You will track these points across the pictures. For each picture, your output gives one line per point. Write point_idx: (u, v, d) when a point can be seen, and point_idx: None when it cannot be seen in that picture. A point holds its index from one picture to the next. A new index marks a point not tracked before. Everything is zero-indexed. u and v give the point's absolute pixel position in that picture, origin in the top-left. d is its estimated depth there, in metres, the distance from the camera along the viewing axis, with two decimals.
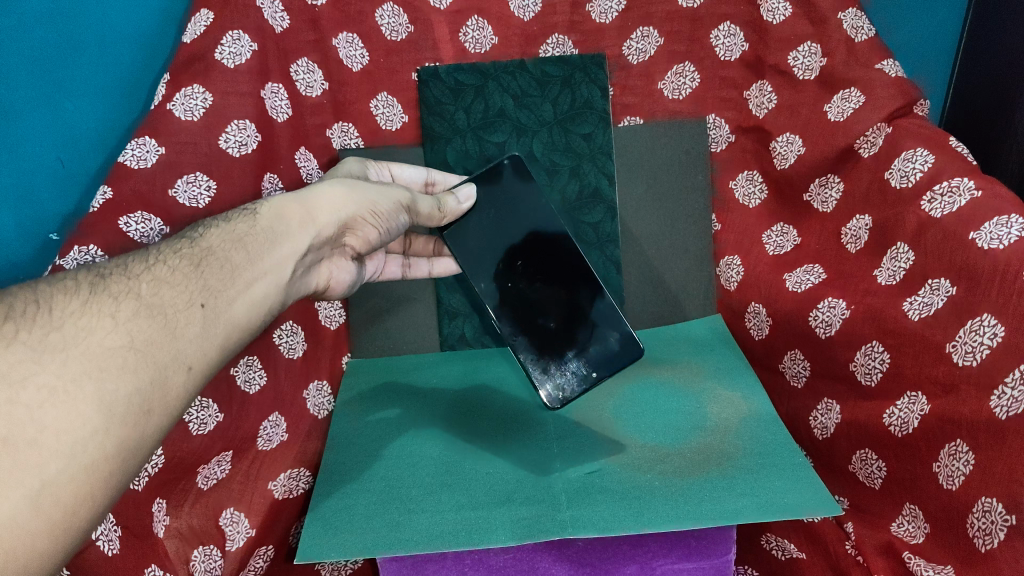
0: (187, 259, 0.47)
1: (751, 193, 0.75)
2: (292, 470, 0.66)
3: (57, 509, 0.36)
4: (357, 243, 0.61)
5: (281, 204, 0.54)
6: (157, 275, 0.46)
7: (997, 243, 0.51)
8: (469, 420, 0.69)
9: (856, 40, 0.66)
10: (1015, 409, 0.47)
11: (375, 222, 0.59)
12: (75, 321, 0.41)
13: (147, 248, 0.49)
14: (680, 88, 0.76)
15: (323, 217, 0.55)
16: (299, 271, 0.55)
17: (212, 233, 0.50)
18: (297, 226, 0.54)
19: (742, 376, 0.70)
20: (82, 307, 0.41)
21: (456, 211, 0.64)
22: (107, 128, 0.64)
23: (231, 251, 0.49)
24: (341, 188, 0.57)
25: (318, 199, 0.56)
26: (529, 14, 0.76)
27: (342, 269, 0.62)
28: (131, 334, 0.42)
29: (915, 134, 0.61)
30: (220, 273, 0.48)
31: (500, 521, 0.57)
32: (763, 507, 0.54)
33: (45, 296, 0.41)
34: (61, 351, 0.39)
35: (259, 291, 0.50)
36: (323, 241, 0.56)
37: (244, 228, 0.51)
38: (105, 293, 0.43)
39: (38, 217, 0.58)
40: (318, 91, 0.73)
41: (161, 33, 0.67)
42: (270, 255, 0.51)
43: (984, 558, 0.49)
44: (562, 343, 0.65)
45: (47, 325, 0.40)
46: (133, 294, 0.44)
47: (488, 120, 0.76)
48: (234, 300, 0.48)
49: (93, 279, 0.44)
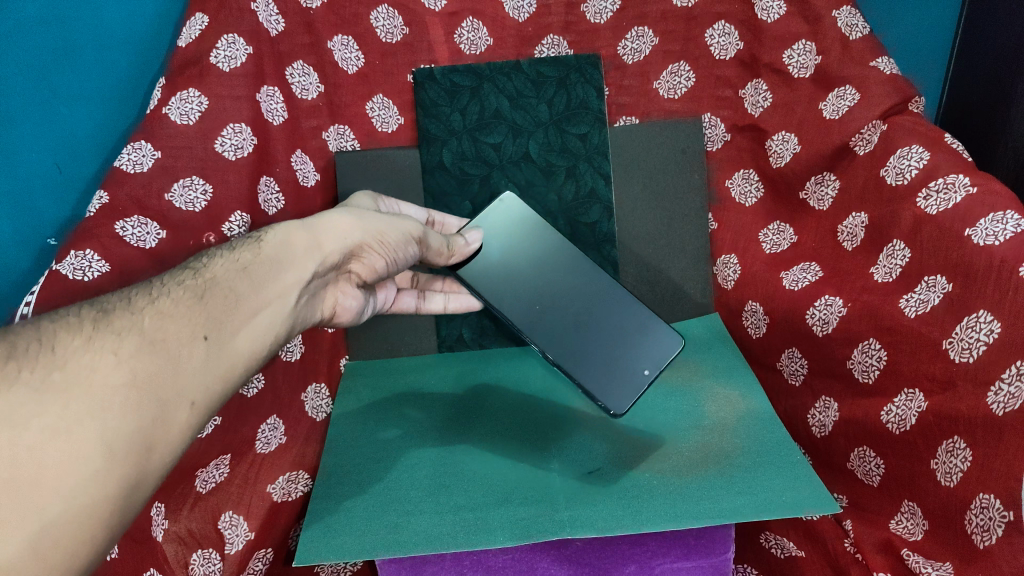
0: (191, 291, 0.46)
1: (747, 191, 0.75)
2: (291, 473, 0.66)
3: (56, 552, 0.34)
4: (363, 271, 0.60)
5: (286, 232, 0.54)
6: (160, 307, 0.44)
7: (992, 239, 0.51)
8: (466, 414, 0.70)
9: (851, 38, 0.66)
10: (1012, 405, 0.48)
11: (382, 251, 0.59)
12: (78, 358, 0.39)
13: (148, 280, 0.47)
14: (676, 88, 0.76)
15: (328, 244, 0.55)
16: (304, 299, 0.54)
17: (216, 263, 0.50)
18: (302, 254, 0.53)
19: (739, 373, 0.70)
20: (86, 343, 0.40)
21: (464, 251, 0.65)
22: (102, 133, 0.64)
23: (236, 282, 0.48)
24: (348, 216, 0.57)
25: (323, 226, 0.55)
26: (524, 15, 0.76)
27: (349, 296, 0.61)
28: (134, 370, 0.40)
29: (910, 131, 0.60)
30: (225, 304, 0.47)
31: (499, 522, 0.57)
32: (767, 504, 0.54)
33: (47, 334, 0.40)
34: (64, 390, 0.37)
35: (262, 321, 0.49)
36: (329, 267, 0.55)
37: (248, 257, 0.51)
38: (108, 328, 0.41)
39: (36, 223, 0.59)
40: (313, 94, 0.72)
41: (157, 35, 0.66)
42: (273, 283, 0.51)
43: (983, 554, 0.49)
44: (613, 358, 0.63)
45: (49, 363, 0.38)
46: (136, 327, 0.42)
47: (484, 121, 0.76)
48: (236, 331, 0.47)
49: (96, 314, 0.42)
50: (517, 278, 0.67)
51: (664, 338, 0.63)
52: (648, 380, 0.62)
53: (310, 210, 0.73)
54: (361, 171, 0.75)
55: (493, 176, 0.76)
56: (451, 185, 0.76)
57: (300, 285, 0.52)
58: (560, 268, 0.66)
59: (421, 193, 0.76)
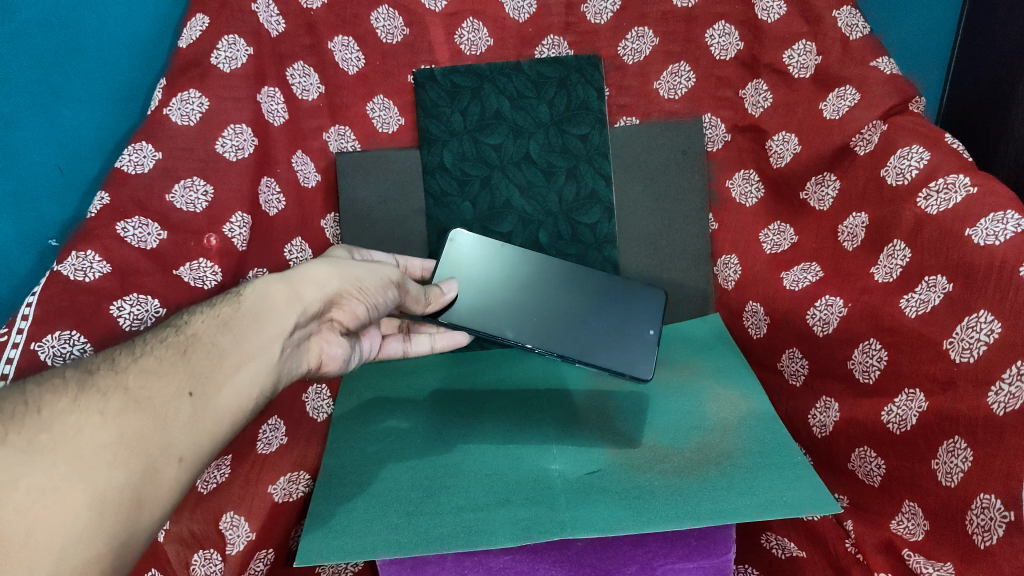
0: (173, 348, 0.46)
1: (748, 191, 0.75)
2: (291, 474, 0.66)
3: None
4: (346, 318, 0.57)
5: (265, 285, 0.52)
6: (144, 366, 0.44)
7: (992, 239, 0.51)
8: (467, 413, 0.70)
9: (850, 38, 0.66)
10: (1012, 405, 0.48)
11: (362, 298, 0.56)
12: (63, 420, 0.39)
13: (132, 339, 0.47)
14: (677, 88, 0.76)
15: (308, 294, 0.53)
16: (290, 349, 0.52)
17: (198, 319, 0.49)
18: (282, 305, 0.51)
19: (742, 373, 0.70)
20: (71, 404, 0.40)
21: (441, 301, 0.65)
22: (103, 134, 0.64)
23: (218, 336, 0.47)
24: (326, 266, 0.56)
25: (301, 278, 0.54)
26: (524, 15, 0.76)
27: (333, 344, 0.57)
28: (119, 429, 0.40)
29: (912, 131, 0.60)
30: (207, 359, 0.46)
31: (500, 523, 0.57)
32: (769, 505, 0.54)
33: (34, 396, 0.40)
34: (51, 451, 0.38)
35: (249, 375, 0.48)
36: (312, 316, 0.53)
37: (228, 311, 0.50)
38: (93, 388, 0.42)
39: (38, 225, 0.60)
40: (314, 95, 0.72)
41: (158, 38, 0.67)
42: (256, 336, 0.49)
43: (983, 554, 0.49)
44: (617, 333, 0.68)
45: (36, 425, 0.38)
46: (121, 387, 0.42)
47: (484, 122, 0.76)
48: (222, 385, 0.46)
49: (81, 375, 0.43)
50: (523, 300, 0.69)
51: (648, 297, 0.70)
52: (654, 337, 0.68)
53: (310, 211, 0.73)
54: (362, 172, 0.75)
55: (494, 177, 0.76)
56: (452, 185, 0.76)
57: (284, 335, 0.50)
58: (540, 271, 0.70)
59: (421, 194, 0.76)
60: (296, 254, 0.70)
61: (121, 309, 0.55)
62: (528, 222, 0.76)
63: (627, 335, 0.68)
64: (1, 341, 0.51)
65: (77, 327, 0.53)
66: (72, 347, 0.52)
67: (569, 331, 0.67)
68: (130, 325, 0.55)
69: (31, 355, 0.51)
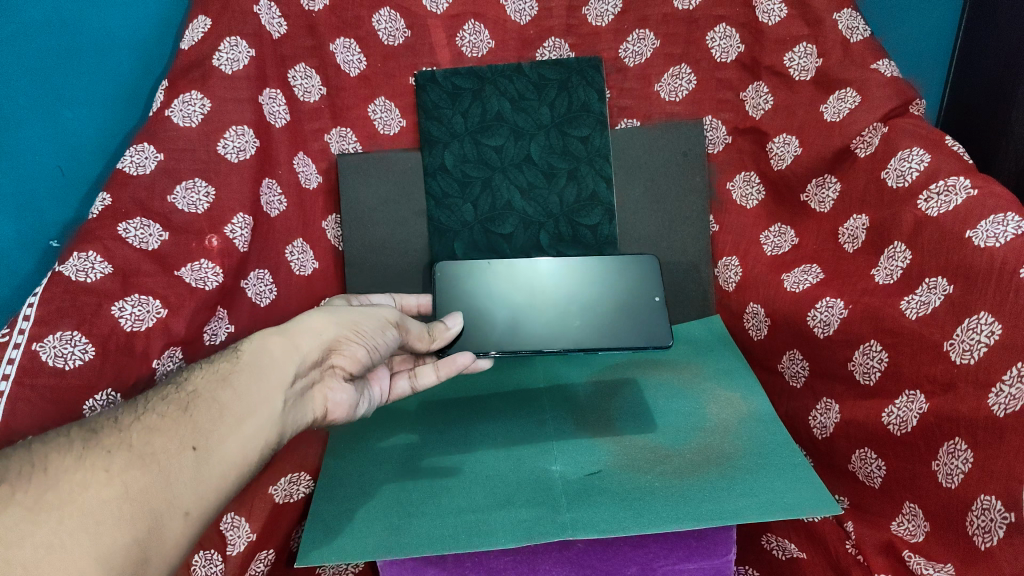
0: (175, 404, 0.47)
1: (748, 193, 0.75)
2: (292, 474, 0.66)
3: None
4: (347, 363, 0.57)
5: (263, 340, 0.54)
6: (147, 422, 0.45)
7: (993, 241, 0.51)
8: (467, 414, 0.70)
9: (852, 41, 0.66)
10: (1014, 406, 0.48)
11: (360, 340, 0.57)
12: (69, 477, 0.40)
13: (133, 398, 0.49)
14: (678, 90, 0.76)
15: (305, 344, 0.54)
16: (292, 400, 0.53)
17: (197, 375, 0.51)
18: (280, 357, 0.53)
19: (742, 375, 0.70)
20: (77, 462, 0.41)
21: (446, 336, 0.63)
22: (105, 136, 0.65)
23: (219, 390, 0.49)
24: (323, 314, 0.57)
25: (297, 330, 0.55)
26: (525, 18, 0.76)
27: (338, 390, 0.57)
28: (124, 484, 0.41)
29: (912, 134, 0.60)
30: (210, 414, 0.47)
31: (500, 523, 0.57)
32: (764, 505, 0.55)
33: (39, 456, 0.41)
34: (57, 509, 0.39)
35: (252, 427, 0.49)
36: (311, 365, 0.54)
37: (228, 366, 0.51)
38: (97, 446, 0.43)
39: (38, 225, 0.62)
40: (315, 97, 0.72)
41: (161, 38, 0.66)
42: (257, 388, 0.50)
43: (984, 555, 0.50)
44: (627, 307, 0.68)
45: (40, 484, 0.40)
46: (125, 444, 0.43)
47: (485, 124, 0.76)
48: (225, 439, 0.47)
49: (85, 433, 0.44)
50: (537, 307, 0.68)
51: (643, 266, 0.71)
52: (660, 302, 0.68)
53: (312, 212, 0.73)
54: (363, 172, 0.75)
55: (495, 178, 0.76)
56: (453, 187, 0.76)
57: (285, 386, 0.52)
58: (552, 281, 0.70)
59: (422, 195, 0.76)
60: (297, 256, 0.71)
61: (122, 310, 0.55)
62: (529, 223, 0.77)
63: (637, 308, 0.68)
64: (4, 340, 0.52)
65: (79, 328, 0.53)
66: (73, 347, 0.53)
67: (585, 321, 0.66)
68: (131, 325, 0.55)
69: (33, 355, 0.51)
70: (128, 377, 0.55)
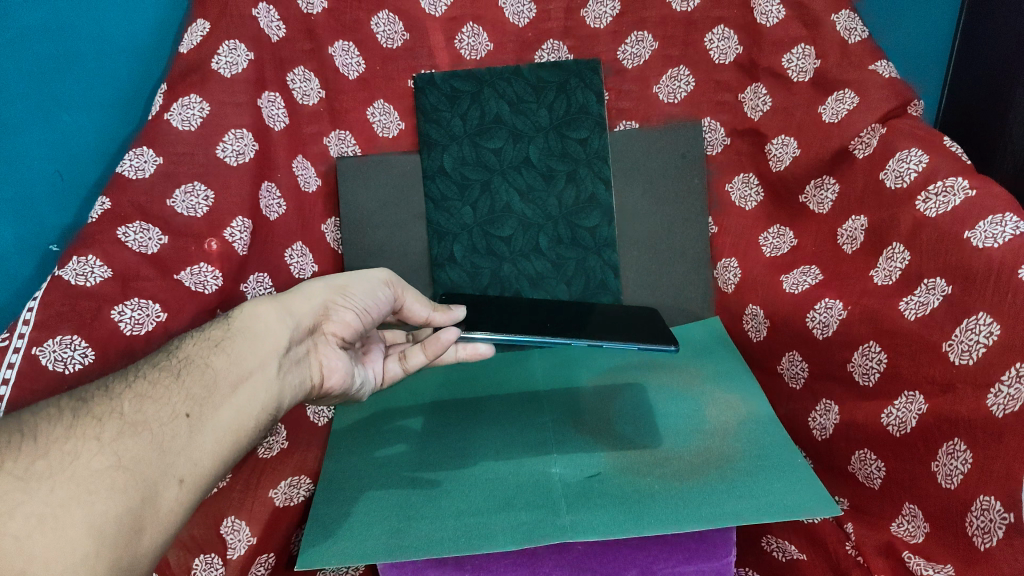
0: (167, 371, 0.47)
1: (747, 195, 0.75)
2: (292, 478, 0.66)
3: None
4: (341, 330, 0.57)
5: (254, 307, 0.53)
6: (138, 390, 0.45)
7: (991, 241, 0.51)
8: (467, 417, 0.70)
9: (850, 42, 0.66)
10: (1012, 407, 0.48)
11: (350, 306, 0.57)
12: (60, 446, 0.40)
13: (123, 368, 0.48)
14: (676, 92, 0.77)
15: (300, 310, 0.54)
16: (287, 365, 0.52)
17: (189, 344, 0.50)
18: (274, 323, 0.52)
19: (741, 376, 0.70)
20: (67, 431, 0.41)
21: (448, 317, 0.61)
22: (104, 140, 0.65)
23: (210, 357, 0.49)
24: (315, 281, 0.57)
25: (291, 297, 0.55)
26: (524, 20, 0.76)
27: (333, 357, 0.56)
28: (118, 453, 0.41)
29: (910, 134, 0.61)
30: (202, 379, 0.47)
31: (500, 526, 0.57)
32: (764, 509, 0.55)
33: (28, 425, 0.40)
34: (48, 478, 0.38)
35: (247, 394, 0.48)
36: (303, 331, 0.54)
37: (219, 335, 0.51)
38: (88, 415, 0.42)
39: (38, 230, 0.63)
40: (314, 100, 0.72)
41: (158, 42, 0.66)
42: (251, 354, 0.50)
43: (983, 556, 0.50)
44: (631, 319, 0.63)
45: (31, 454, 0.39)
46: (117, 412, 0.43)
47: (484, 126, 0.76)
48: (219, 405, 0.47)
49: (74, 403, 0.43)
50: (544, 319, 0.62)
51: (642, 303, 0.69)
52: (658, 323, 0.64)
53: (311, 216, 0.73)
54: (362, 176, 0.75)
55: (494, 181, 0.76)
56: (452, 190, 0.76)
57: (279, 351, 0.51)
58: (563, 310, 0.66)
59: (421, 199, 0.76)
60: (297, 259, 0.70)
61: (122, 314, 0.55)
62: (528, 226, 0.76)
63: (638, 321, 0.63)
64: (3, 345, 0.52)
65: (78, 331, 0.53)
66: (73, 351, 0.53)
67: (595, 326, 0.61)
68: (131, 329, 0.55)
69: (33, 359, 0.51)
70: None
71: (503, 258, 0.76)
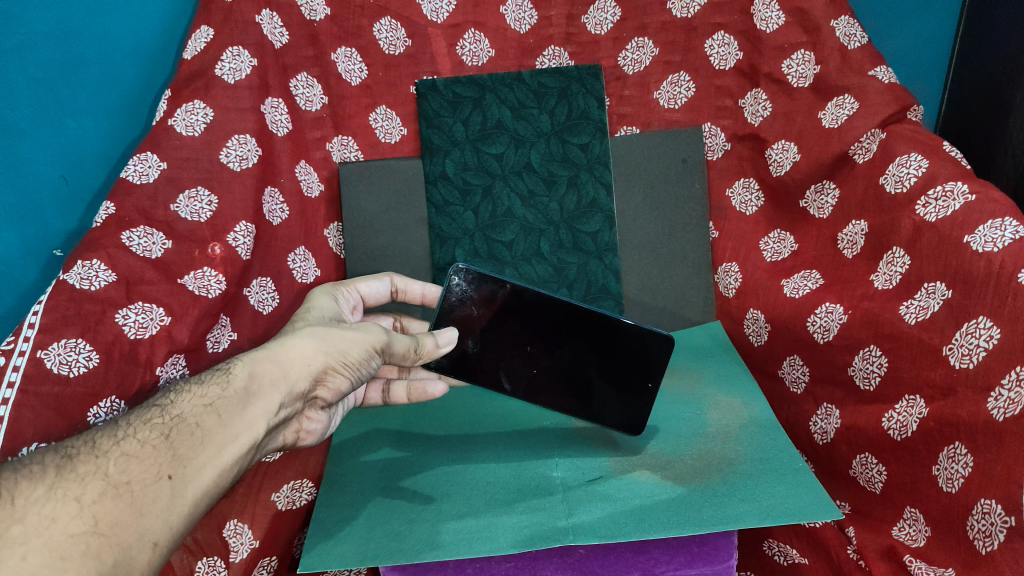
0: (158, 429, 0.46)
1: (748, 199, 0.75)
2: (295, 482, 0.66)
3: None
4: (329, 394, 0.57)
5: (253, 364, 0.52)
6: (126, 449, 0.44)
7: (991, 245, 0.51)
8: (468, 423, 0.70)
9: (849, 48, 0.66)
10: (1012, 410, 0.48)
11: (346, 372, 0.56)
12: (39, 509, 0.40)
13: (118, 417, 0.48)
14: (676, 97, 0.77)
15: (294, 373, 0.53)
16: (274, 427, 0.52)
17: (185, 398, 0.49)
18: (268, 386, 0.51)
19: (742, 379, 0.70)
20: (46, 493, 0.41)
21: (434, 352, 0.60)
22: (109, 144, 0.66)
23: (203, 417, 0.48)
24: (313, 340, 0.55)
25: (288, 356, 0.53)
26: (525, 27, 0.77)
27: (314, 420, 0.59)
28: (95, 517, 0.41)
29: (910, 139, 0.61)
30: (190, 441, 0.46)
31: (503, 530, 0.57)
32: (766, 512, 0.55)
33: (10, 486, 0.41)
34: (22, 544, 0.39)
35: (231, 457, 0.48)
36: (296, 396, 0.53)
37: (216, 392, 0.49)
38: (71, 474, 0.43)
39: (43, 235, 0.63)
40: (317, 105, 0.73)
41: (163, 47, 0.67)
42: (242, 417, 0.49)
43: (984, 558, 0.50)
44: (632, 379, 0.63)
45: (8, 517, 0.40)
46: (102, 472, 0.43)
47: (486, 132, 0.76)
48: (203, 466, 0.46)
49: (60, 459, 0.44)
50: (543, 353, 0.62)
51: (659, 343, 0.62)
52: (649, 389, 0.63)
53: (313, 220, 0.74)
54: (364, 181, 0.75)
55: (495, 186, 0.77)
56: (454, 195, 0.76)
57: (268, 415, 0.50)
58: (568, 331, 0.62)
59: (423, 203, 0.77)
60: (300, 263, 0.71)
61: (126, 318, 0.56)
62: (530, 230, 0.77)
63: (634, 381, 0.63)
64: (8, 348, 0.52)
65: (83, 335, 0.54)
66: (77, 354, 0.53)
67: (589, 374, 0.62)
68: (135, 333, 0.56)
69: (38, 363, 0.52)
70: (131, 386, 0.55)
71: (504, 262, 0.76)
